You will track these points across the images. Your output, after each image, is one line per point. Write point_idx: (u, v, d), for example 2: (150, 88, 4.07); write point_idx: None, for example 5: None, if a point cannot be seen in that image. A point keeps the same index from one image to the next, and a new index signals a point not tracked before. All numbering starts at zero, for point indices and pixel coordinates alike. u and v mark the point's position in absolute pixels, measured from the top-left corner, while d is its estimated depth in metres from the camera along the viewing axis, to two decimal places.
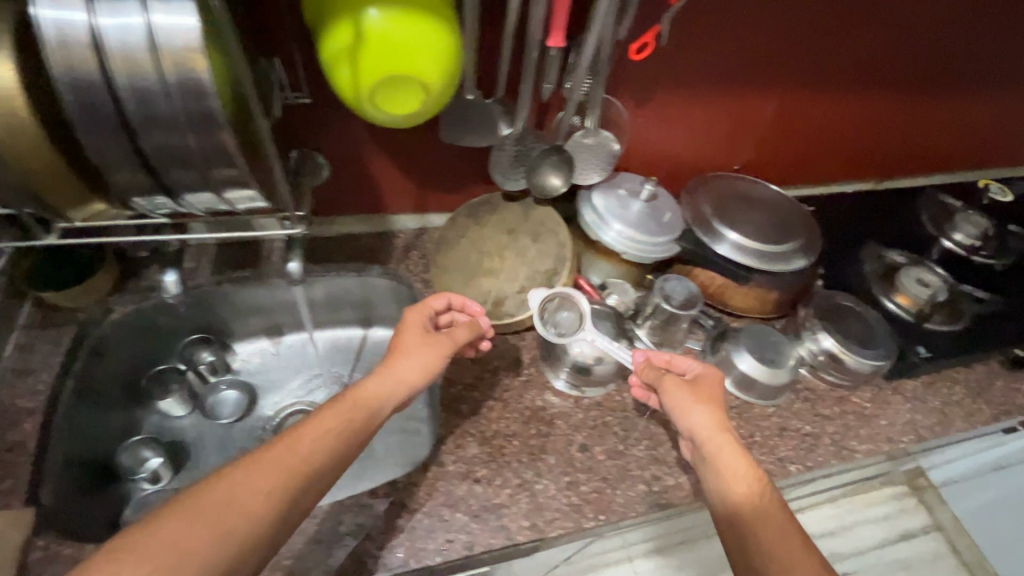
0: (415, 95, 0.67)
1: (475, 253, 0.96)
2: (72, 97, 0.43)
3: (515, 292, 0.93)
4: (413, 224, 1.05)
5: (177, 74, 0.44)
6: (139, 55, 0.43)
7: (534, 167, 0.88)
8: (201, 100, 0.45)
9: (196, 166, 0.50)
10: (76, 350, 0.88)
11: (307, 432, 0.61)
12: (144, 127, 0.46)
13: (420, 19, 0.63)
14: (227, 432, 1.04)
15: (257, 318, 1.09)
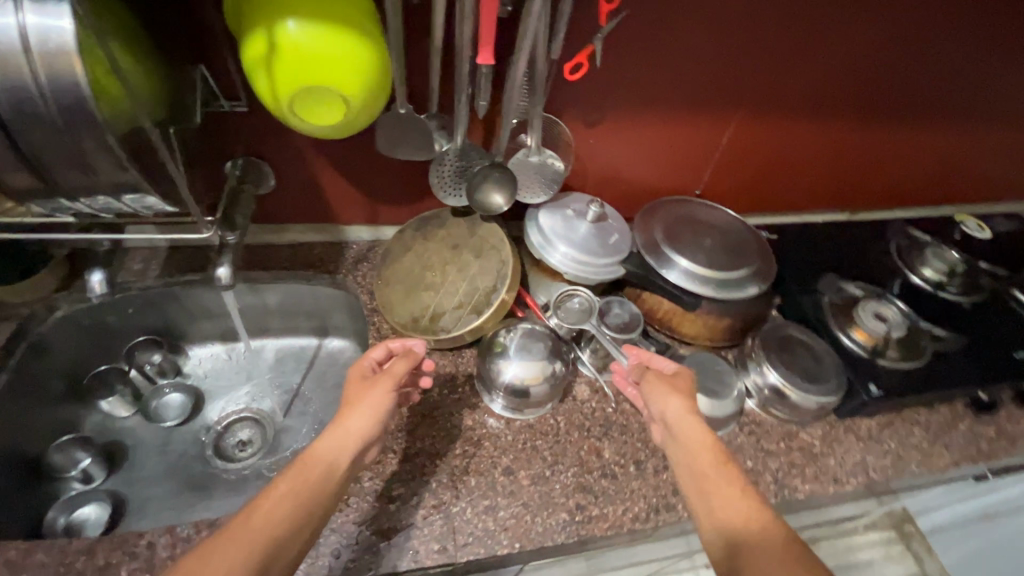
0: (334, 106, 0.67)
1: (418, 267, 0.96)
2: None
3: (453, 308, 0.92)
4: (366, 236, 1.06)
5: (50, 75, 0.45)
6: (10, 56, 0.44)
7: (474, 184, 0.88)
8: (77, 101, 0.46)
9: (82, 166, 0.51)
10: (17, 344, 0.89)
11: (260, 507, 0.61)
12: (22, 126, 0.47)
13: (336, 31, 0.63)
14: (169, 435, 1.04)
15: (211, 323, 1.09)
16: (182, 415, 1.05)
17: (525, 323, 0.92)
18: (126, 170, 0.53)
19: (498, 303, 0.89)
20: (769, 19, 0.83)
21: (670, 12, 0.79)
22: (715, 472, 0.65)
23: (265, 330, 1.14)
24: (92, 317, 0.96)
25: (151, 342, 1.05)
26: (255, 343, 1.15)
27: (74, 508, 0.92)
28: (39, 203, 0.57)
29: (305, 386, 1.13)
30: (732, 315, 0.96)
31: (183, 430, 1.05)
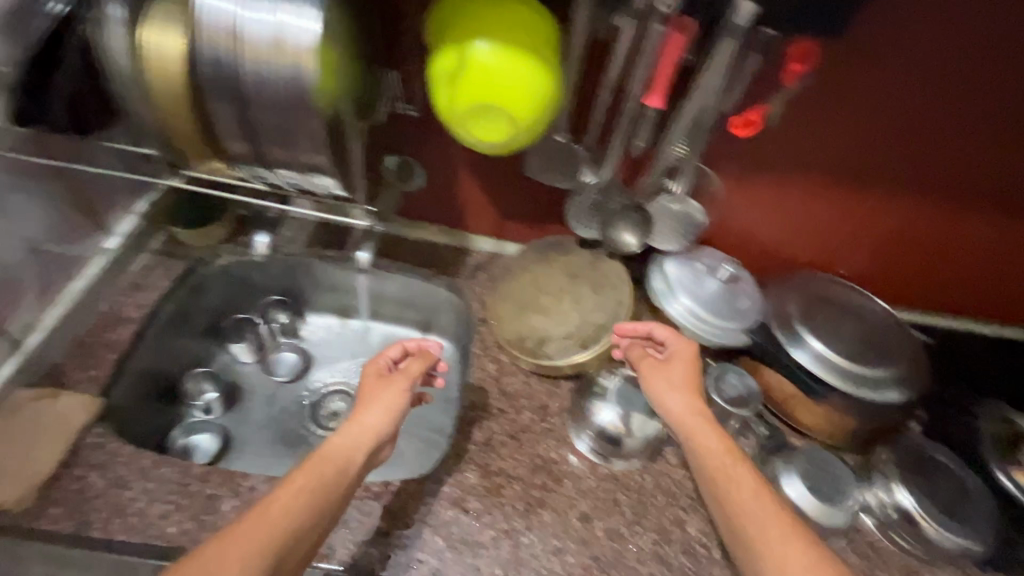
0: (501, 126, 0.70)
1: (534, 288, 0.97)
2: (208, 68, 0.52)
3: (561, 336, 0.91)
4: (489, 247, 1.08)
5: (289, 63, 0.51)
6: (265, 44, 0.50)
7: (609, 222, 0.88)
8: (301, 86, 0.52)
9: (290, 143, 0.58)
10: (183, 280, 0.99)
11: (280, 496, 0.62)
12: (257, 105, 0.54)
13: (519, 56, 0.66)
14: (276, 390, 1.13)
15: (331, 296, 1.18)
16: (294, 375, 1.14)
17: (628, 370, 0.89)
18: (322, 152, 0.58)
19: (607, 345, 0.88)
20: (972, 92, 0.74)
21: (857, 73, 0.73)
22: (733, 473, 0.67)
23: (376, 313, 1.20)
24: (240, 270, 1.08)
25: (280, 301, 1.15)
26: (364, 324, 1.21)
27: (191, 432, 1.02)
28: (246, 168, 0.64)
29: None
30: (863, 416, 0.86)
31: (290, 388, 1.14)
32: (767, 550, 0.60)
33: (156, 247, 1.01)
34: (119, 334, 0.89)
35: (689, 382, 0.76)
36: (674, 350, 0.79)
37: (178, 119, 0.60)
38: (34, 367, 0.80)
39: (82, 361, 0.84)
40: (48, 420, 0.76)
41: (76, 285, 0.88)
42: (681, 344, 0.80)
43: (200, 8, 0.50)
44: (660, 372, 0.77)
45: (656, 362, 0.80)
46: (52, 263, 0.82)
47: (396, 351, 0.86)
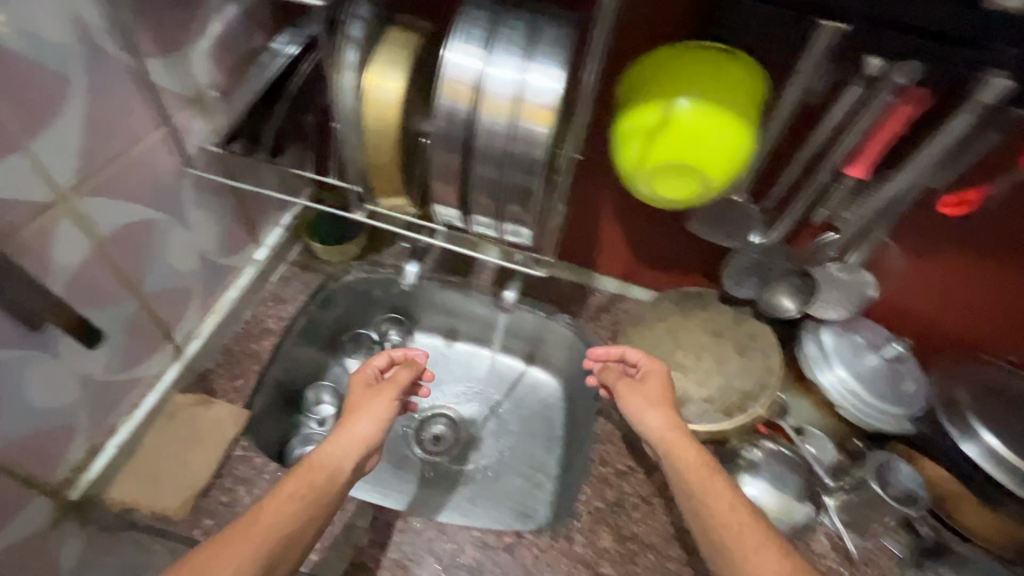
0: (689, 184, 0.67)
1: (670, 342, 0.92)
2: (443, 127, 0.51)
3: (702, 399, 0.86)
4: (613, 288, 1.06)
5: (525, 122, 0.49)
6: (505, 102, 0.49)
7: (769, 284, 0.84)
8: (536, 146, 0.50)
9: (500, 200, 0.56)
10: (315, 294, 0.98)
11: (270, 506, 0.62)
12: (480, 159, 0.52)
13: (724, 115, 0.62)
14: (384, 408, 1.13)
15: (442, 317, 1.17)
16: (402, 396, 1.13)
17: (770, 442, 0.83)
18: (530, 211, 0.56)
19: (752, 416, 0.82)
20: None
21: None
22: (710, 486, 0.66)
23: (481, 340, 1.19)
24: (366, 285, 1.04)
25: (394, 319, 1.16)
26: (473, 348, 1.20)
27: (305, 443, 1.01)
28: (441, 210, 0.59)
29: (501, 403, 1.16)
30: None
31: None
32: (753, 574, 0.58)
33: (294, 258, 1.03)
34: (262, 345, 0.91)
35: (663, 402, 0.75)
36: (646, 370, 0.79)
37: (383, 159, 0.60)
38: (189, 373, 0.83)
39: (229, 370, 0.87)
40: (201, 429, 0.77)
41: (229, 294, 0.90)
42: (652, 364, 0.80)
43: (445, 63, 0.49)
44: (635, 393, 0.77)
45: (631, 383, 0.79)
46: (213, 273, 0.85)
47: (386, 359, 0.83)
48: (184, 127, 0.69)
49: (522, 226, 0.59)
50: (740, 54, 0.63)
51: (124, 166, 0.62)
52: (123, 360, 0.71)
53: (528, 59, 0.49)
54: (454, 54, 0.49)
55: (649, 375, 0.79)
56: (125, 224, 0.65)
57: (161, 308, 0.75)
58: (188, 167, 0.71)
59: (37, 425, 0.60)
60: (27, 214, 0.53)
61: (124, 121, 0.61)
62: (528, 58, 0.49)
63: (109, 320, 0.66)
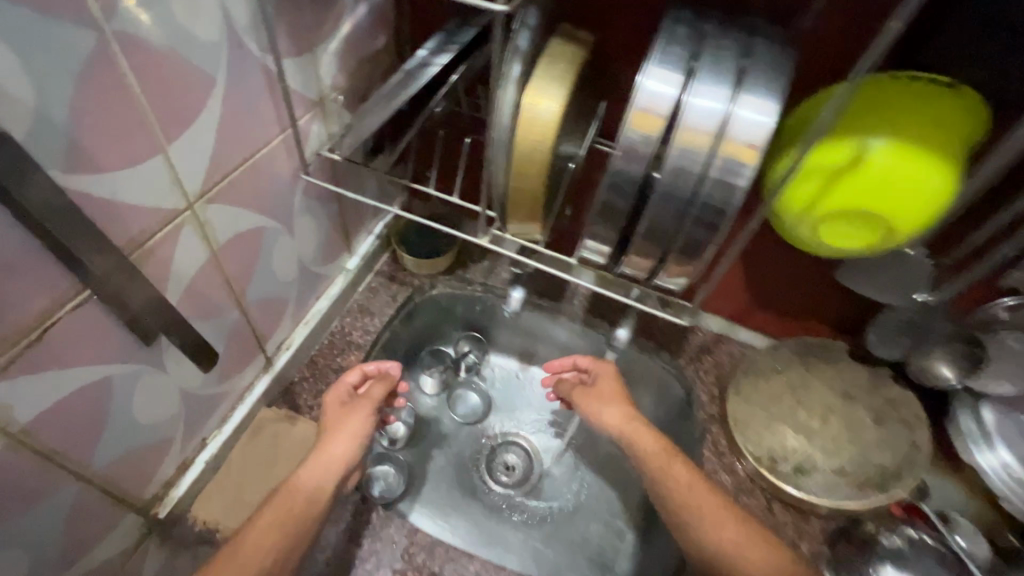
0: (869, 234, 0.58)
1: (792, 399, 0.82)
2: (622, 164, 0.46)
3: (830, 470, 0.76)
4: (717, 327, 0.96)
5: (721, 161, 0.44)
6: (702, 138, 0.44)
7: (920, 346, 0.74)
8: (725, 193, 0.45)
9: (666, 244, 0.50)
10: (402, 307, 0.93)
11: (251, 537, 0.59)
12: (659, 199, 0.47)
13: (930, 158, 0.51)
14: (454, 430, 1.02)
15: (520, 337, 1.05)
16: (472, 421, 1.02)
17: (913, 529, 0.71)
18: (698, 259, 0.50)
19: (892, 497, 0.73)
20: None
21: None
22: (670, 466, 0.66)
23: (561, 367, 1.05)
24: (449, 301, 0.99)
25: (470, 337, 1.06)
26: None
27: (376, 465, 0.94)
28: (594, 245, 0.54)
29: (576, 438, 1.03)
30: None
31: (465, 431, 1.02)
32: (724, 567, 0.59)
33: (382, 268, 0.99)
34: (348, 361, 0.87)
35: (613, 398, 0.74)
36: (598, 372, 0.77)
37: (525, 187, 0.55)
38: (277, 385, 0.80)
39: (314, 383, 0.83)
40: (287, 450, 0.74)
41: (320, 304, 0.86)
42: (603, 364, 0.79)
43: (637, 90, 0.44)
44: (588, 396, 0.76)
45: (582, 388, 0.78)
46: (309, 282, 0.81)
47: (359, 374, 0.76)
48: (304, 131, 0.65)
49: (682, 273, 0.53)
50: (963, 88, 0.53)
51: (249, 174, 0.58)
52: (220, 372, 0.67)
53: (735, 91, 0.43)
54: (650, 80, 0.44)
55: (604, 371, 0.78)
56: (241, 232, 0.61)
57: (259, 319, 0.71)
58: (304, 173, 0.67)
59: (139, 442, 0.56)
60: (158, 224, 0.49)
61: (256, 126, 0.56)
62: (735, 90, 0.43)
63: (214, 332, 0.62)
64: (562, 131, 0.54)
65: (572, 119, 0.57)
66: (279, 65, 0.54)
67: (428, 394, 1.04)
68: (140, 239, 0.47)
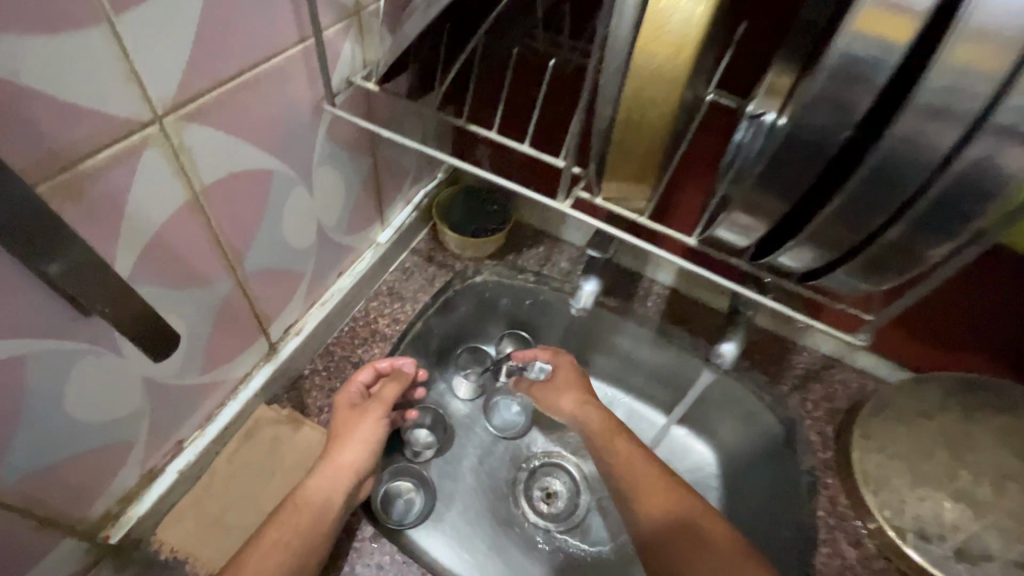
0: None
1: (944, 455, 0.62)
2: (819, 110, 0.31)
3: (1008, 561, 0.55)
4: (830, 348, 0.75)
5: (1018, 101, 0.26)
6: (996, 52, 0.26)
7: None
8: (1007, 155, 0.28)
9: (867, 234, 0.34)
10: (440, 294, 0.76)
11: (248, 559, 0.49)
12: (888, 159, 0.30)
13: None
14: (489, 445, 0.84)
15: (577, 340, 0.86)
16: (512, 436, 0.84)
17: None
18: (912, 260, 0.34)
19: None
20: None
21: None
22: (611, 439, 0.65)
23: (620, 380, 0.86)
24: (494, 291, 0.82)
25: (513, 334, 0.88)
26: (605, 390, 0.87)
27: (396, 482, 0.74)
28: (744, 221, 0.39)
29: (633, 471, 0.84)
30: None
31: (501, 447, 0.85)
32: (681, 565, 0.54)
33: (419, 246, 0.82)
34: (371, 354, 0.71)
35: (572, 388, 0.72)
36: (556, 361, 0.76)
37: (640, 126, 0.37)
38: (283, 378, 0.64)
39: (327, 378, 0.67)
40: (286, 461, 0.59)
41: (342, 282, 0.70)
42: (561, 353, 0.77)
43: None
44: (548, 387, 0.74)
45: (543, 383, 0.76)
46: (331, 253, 0.65)
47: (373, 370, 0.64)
48: (332, 48, 0.48)
49: (878, 274, 0.37)
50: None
51: (251, 93, 0.42)
52: (204, 359, 0.52)
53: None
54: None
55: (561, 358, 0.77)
56: (239, 171, 0.45)
57: (261, 294, 0.56)
58: (328, 104, 0.50)
59: (77, 445, 0.42)
60: (101, 138, 0.33)
61: (263, 24, 0.40)
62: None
63: (194, 305, 0.47)
64: (707, 41, 0.36)
65: (715, 31, 0.39)
66: None
67: (461, 399, 0.87)
68: (69, 156, 0.32)
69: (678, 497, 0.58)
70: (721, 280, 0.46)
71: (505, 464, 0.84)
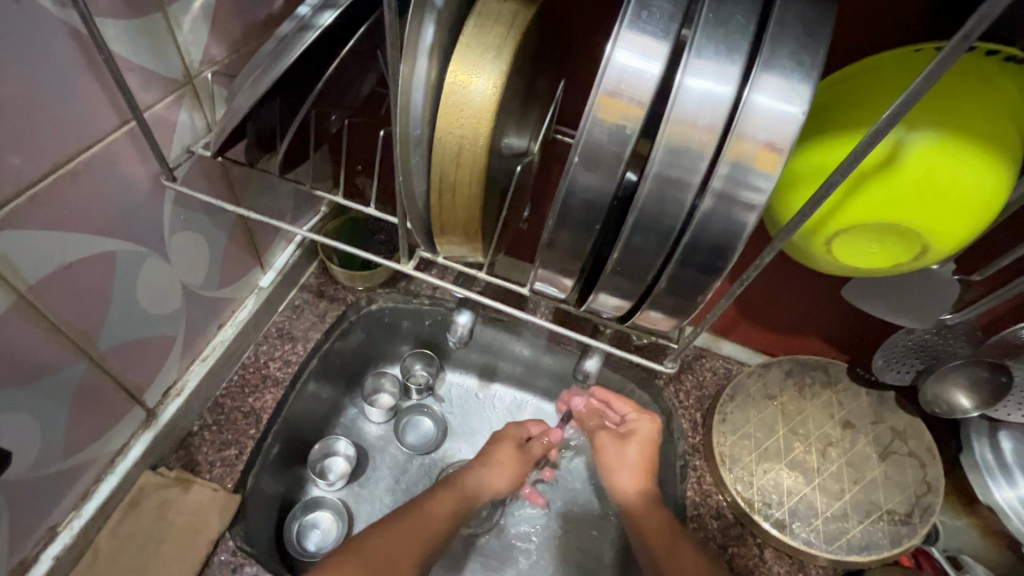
0: (901, 251, 0.45)
1: (784, 428, 0.71)
2: (586, 176, 0.32)
3: (830, 516, 0.66)
4: (700, 341, 0.81)
5: (725, 171, 0.30)
6: (700, 133, 0.30)
7: (939, 376, 0.64)
8: (732, 215, 0.31)
9: (647, 284, 0.36)
10: (334, 327, 0.76)
11: (433, 509, 0.65)
12: (640, 223, 0.33)
13: (969, 150, 0.39)
14: (404, 464, 0.83)
15: (481, 354, 0.88)
16: (425, 450, 0.83)
17: None
18: (690, 306, 0.37)
19: (903, 548, 0.63)
20: None
21: None
22: (622, 467, 0.69)
23: (527, 384, 0.89)
24: (393, 316, 0.82)
25: (421, 354, 0.87)
26: (513, 396, 0.90)
27: (310, 512, 0.75)
28: (552, 276, 0.39)
29: (563, 470, 0.81)
30: None
31: (414, 465, 0.83)
32: (670, 561, 0.61)
33: (308, 282, 0.81)
34: (262, 402, 0.70)
35: (641, 470, 0.69)
36: (632, 429, 0.70)
37: (452, 199, 0.40)
38: (168, 440, 0.64)
39: (217, 433, 0.66)
40: (175, 526, 0.59)
41: (224, 334, 0.69)
42: (641, 418, 0.71)
43: (606, 63, 0.30)
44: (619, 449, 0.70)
45: (607, 440, 0.72)
46: (203, 309, 0.65)
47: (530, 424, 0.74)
48: (163, 121, 0.48)
49: (671, 315, 0.38)
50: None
51: (72, 186, 0.42)
52: (68, 442, 0.52)
53: (746, 70, 0.30)
54: (624, 51, 0.30)
55: (635, 429, 0.70)
56: (72, 261, 0.45)
57: (123, 368, 0.55)
58: (166, 179, 0.50)
59: None
60: None
61: (72, 119, 0.41)
62: (746, 68, 0.30)
63: (41, 394, 0.47)
64: (503, 120, 0.39)
65: (521, 102, 0.43)
66: (89, 21, 0.37)
67: (374, 422, 0.85)
68: None
69: (655, 511, 0.66)
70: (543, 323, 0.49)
71: (423, 479, 0.82)
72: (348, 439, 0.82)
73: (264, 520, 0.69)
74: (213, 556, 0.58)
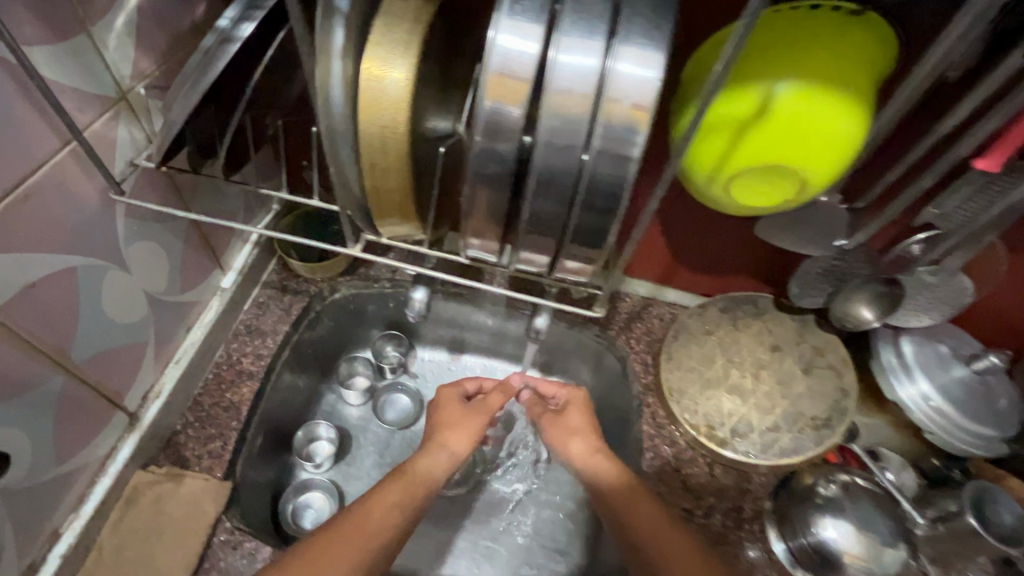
0: (785, 189, 0.52)
1: (722, 359, 0.79)
2: (488, 149, 0.37)
3: (766, 428, 0.74)
4: (645, 291, 0.88)
5: (602, 132, 0.36)
6: (578, 101, 0.35)
7: (846, 294, 0.72)
8: (615, 168, 0.37)
9: (560, 236, 0.42)
10: (301, 318, 0.80)
11: (372, 509, 0.60)
12: (542, 184, 0.38)
13: (828, 95, 0.46)
14: (386, 439, 0.88)
15: (447, 328, 0.93)
16: (404, 423, 0.88)
17: (846, 474, 0.69)
18: (599, 252, 0.43)
19: (826, 447, 0.72)
20: None
21: None
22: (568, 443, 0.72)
23: (494, 351, 0.95)
24: (357, 302, 0.86)
25: (390, 336, 0.92)
26: (482, 362, 0.96)
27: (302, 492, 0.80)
28: (479, 240, 0.45)
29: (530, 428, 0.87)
30: None
31: (395, 438, 0.88)
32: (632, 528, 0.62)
33: (270, 278, 0.84)
34: (240, 395, 0.73)
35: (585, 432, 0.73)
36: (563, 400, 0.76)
37: (383, 182, 0.44)
38: (153, 440, 0.67)
39: (200, 429, 0.70)
40: (172, 516, 0.63)
41: (192, 336, 0.72)
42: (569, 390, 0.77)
43: (491, 48, 0.34)
44: (557, 427, 0.74)
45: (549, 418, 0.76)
46: (169, 313, 0.68)
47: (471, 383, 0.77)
48: (104, 138, 0.50)
49: (586, 262, 0.44)
50: (872, 13, 0.47)
51: (26, 208, 0.45)
52: (57, 450, 0.56)
53: (609, 42, 0.35)
54: (506, 35, 0.34)
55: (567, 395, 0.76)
56: (35, 281, 0.48)
57: (99, 376, 0.59)
58: (114, 194, 0.52)
59: None
60: None
61: (17, 148, 0.43)
62: (609, 42, 0.35)
63: (26, 408, 0.51)
64: (419, 106, 0.44)
65: (437, 88, 0.47)
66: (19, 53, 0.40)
67: (353, 404, 0.90)
68: None
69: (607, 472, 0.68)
70: (486, 287, 0.54)
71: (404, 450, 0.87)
72: (329, 422, 0.87)
73: (258, 504, 0.74)
74: (213, 538, 0.63)
